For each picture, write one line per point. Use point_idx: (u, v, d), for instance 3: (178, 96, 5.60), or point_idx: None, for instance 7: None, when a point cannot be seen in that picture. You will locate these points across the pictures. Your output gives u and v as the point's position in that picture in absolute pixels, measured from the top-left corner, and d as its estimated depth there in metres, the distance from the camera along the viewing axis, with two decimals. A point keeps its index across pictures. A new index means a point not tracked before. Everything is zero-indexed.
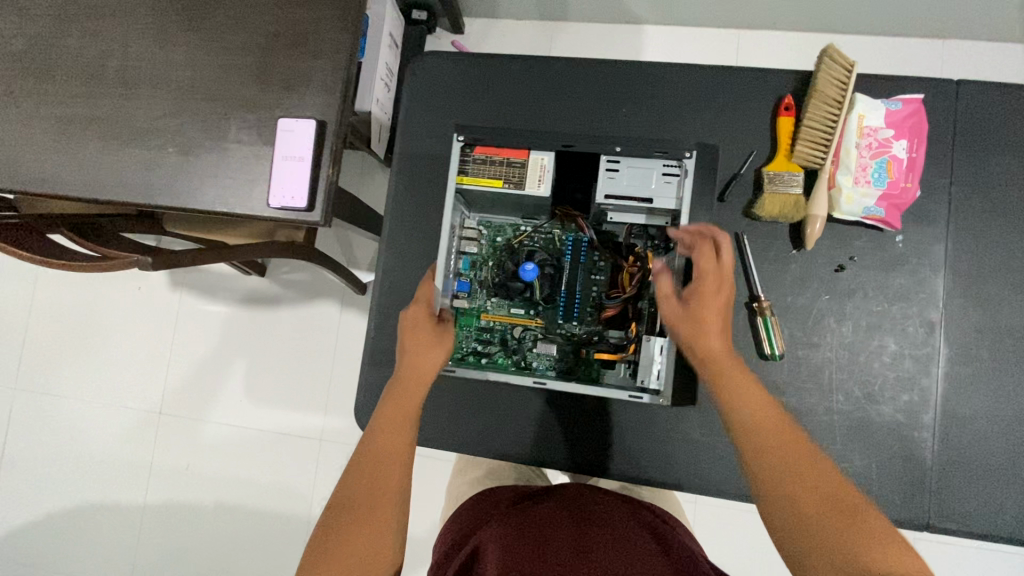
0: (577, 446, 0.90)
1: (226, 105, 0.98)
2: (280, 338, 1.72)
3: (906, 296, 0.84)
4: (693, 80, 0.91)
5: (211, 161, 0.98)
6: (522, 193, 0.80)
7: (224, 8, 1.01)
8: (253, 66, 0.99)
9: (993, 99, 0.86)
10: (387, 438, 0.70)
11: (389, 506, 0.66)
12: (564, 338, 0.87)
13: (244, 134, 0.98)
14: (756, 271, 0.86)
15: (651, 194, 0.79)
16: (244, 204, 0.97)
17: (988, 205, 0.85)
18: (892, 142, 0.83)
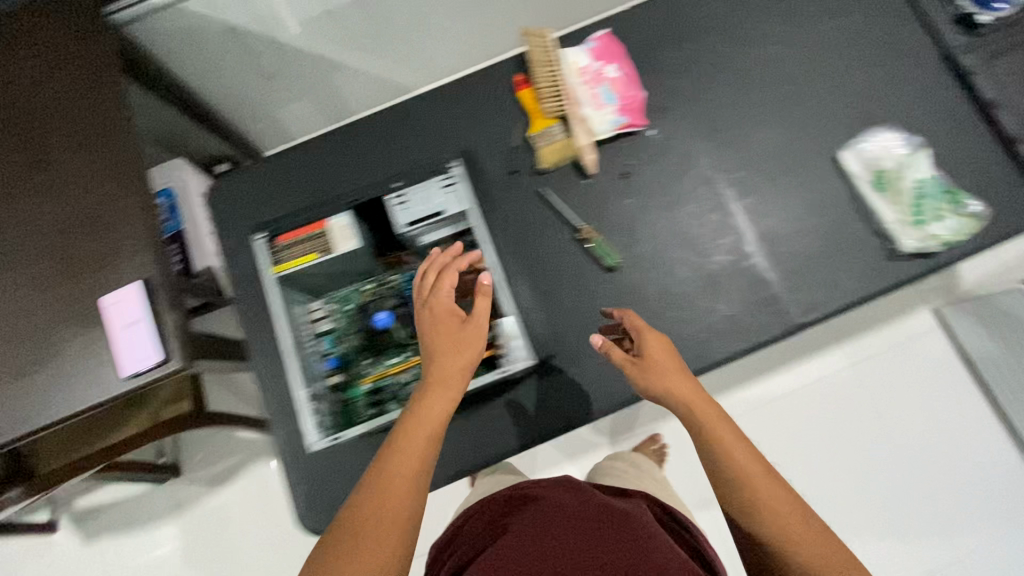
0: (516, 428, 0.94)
1: (44, 313, 0.98)
2: (226, 522, 1.60)
3: (683, 169, 1.00)
4: (443, 100, 1.07)
5: (51, 370, 0.96)
6: (335, 253, 0.96)
7: (6, 231, 1.02)
8: (56, 267, 1.00)
9: (658, 9, 1.08)
10: (411, 448, 0.71)
11: (410, 500, 0.67)
12: None
13: (74, 328, 0.97)
14: (567, 206, 1.00)
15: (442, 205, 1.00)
16: (106, 392, 0.95)
17: (698, 79, 1.04)
18: (604, 68, 1.01)
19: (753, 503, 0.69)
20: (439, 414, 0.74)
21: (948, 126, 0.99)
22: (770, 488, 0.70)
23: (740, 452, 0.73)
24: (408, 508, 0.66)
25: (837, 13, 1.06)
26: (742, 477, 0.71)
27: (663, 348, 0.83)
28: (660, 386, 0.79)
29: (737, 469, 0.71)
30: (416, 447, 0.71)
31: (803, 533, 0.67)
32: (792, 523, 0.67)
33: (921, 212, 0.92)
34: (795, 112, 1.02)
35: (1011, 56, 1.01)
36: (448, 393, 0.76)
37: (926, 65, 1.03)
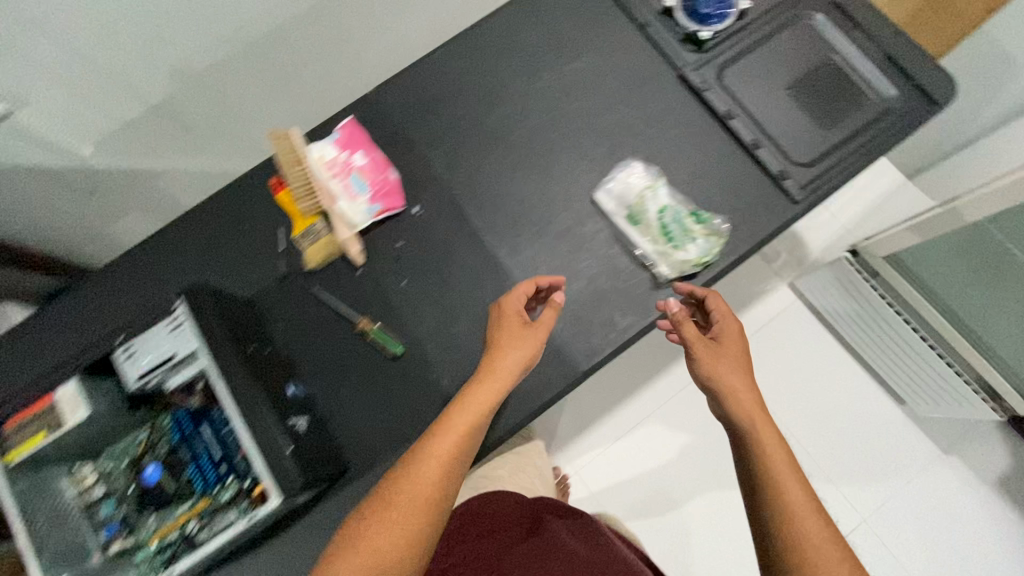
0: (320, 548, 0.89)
1: None
2: None
3: (451, 241, 1.01)
4: (202, 219, 1.04)
5: None
6: (65, 431, 0.78)
7: None
8: None
9: (402, 86, 1.09)
10: (439, 445, 0.80)
11: (433, 510, 0.77)
12: (220, 501, 0.84)
13: None
14: (342, 301, 0.97)
15: (172, 350, 0.80)
16: None
17: (451, 147, 1.06)
18: (351, 157, 1.00)
19: (783, 517, 0.75)
20: (490, 399, 0.83)
21: (689, 146, 1.03)
22: (790, 503, 0.76)
23: (774, 449, 0.80)
24: (418, 534, 0.75)
25: (572, 57, 1.09)
26: (773, 468, 0.78)
27: (734, 335, 0.90)
28: (726, 374, 0.87)
29: (772, 469, 0.78)
30: (443, 446, 0.80)
31: (824, 541, 0.73)
32: (810, 531, 0.74)
33: (674, 238, 0.95)
34: (548, 161, 1.05)
35: (736, 63, 1.05)
36: (469, 418, 0.82)
37: (661, 88, 1.06)
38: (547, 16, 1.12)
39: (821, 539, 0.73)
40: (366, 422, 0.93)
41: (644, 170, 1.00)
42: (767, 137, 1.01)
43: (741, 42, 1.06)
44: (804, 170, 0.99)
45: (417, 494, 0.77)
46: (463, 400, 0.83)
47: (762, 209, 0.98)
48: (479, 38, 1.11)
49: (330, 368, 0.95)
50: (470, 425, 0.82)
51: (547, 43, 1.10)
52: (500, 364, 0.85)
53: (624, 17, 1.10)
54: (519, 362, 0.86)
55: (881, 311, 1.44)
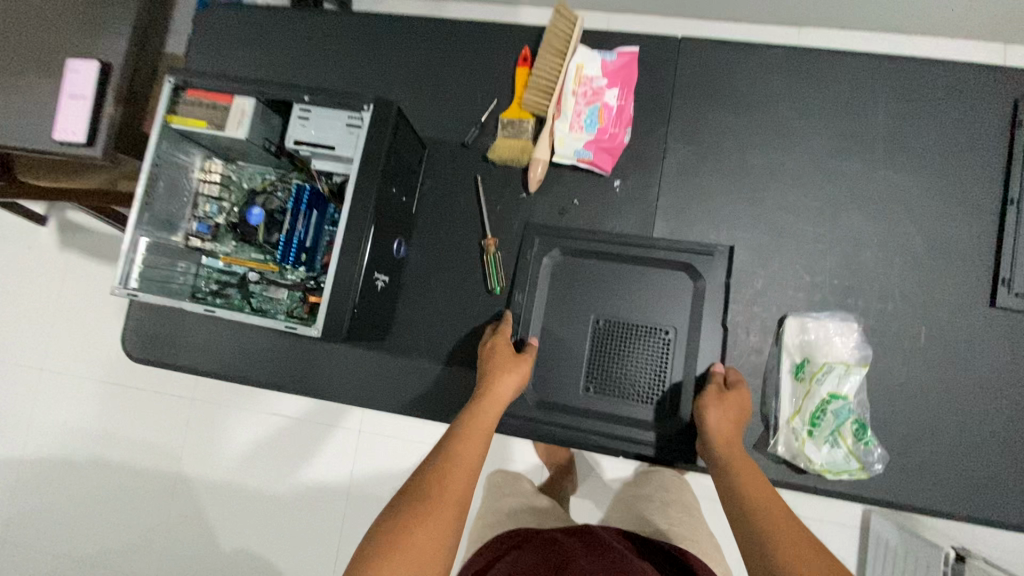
0: (319, 376, 0.94)
1: (32, 43, 1.03)
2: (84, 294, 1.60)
3: (624, 242, 0.87)
4: (441, 33, 0.95)
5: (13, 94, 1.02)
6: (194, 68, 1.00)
7: None
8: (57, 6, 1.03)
9: (712, 54, 0.91)
10: (476, 421, 0.71)
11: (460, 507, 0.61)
12: (281, 277, 0.89)
13: (44, 73, 1.02)
14: (488, 211, 0.92)
15: (333, 143, 0.79)
16: (40, 141, 1.01)
17: (699, 154, 0.90)
18: (605, 90, 0.88)
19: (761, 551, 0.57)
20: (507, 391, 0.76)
21: (927, 357, 0.82)
22: (783, 537, 0.57)
23: (751, 487, 0.65)
24: (453, 507, 0.60)
25: (900, 167, 0.86)
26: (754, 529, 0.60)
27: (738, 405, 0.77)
28: (709, 417, 0.75)
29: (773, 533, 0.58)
30: (483, 420, 0.72)
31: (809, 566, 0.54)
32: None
33: (816, 424, 0.79)
34: (776, 247, 0.87)
35: (570, 271, 0.89)
36: (482, 425, 0.71)
37: (960, 277, 0.83)
38: (918, 100, 0.86)
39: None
40: (427, 322, 0.92)
41: (623, 323, 0.87)
42: (1010, 422, 0.80)
43: (588, 244, 0.88)
44: (1013, 487, 0.79)
45: (453, 475, 0.63)
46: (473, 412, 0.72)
47: (935, 484, 0.79)
48: (828, 65, 0.88)
49: (438, 256, 0.93)
50: (481, 437, 0.69)
51: (890, 129, 0.86)
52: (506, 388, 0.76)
53: (995, 172, 0.84)
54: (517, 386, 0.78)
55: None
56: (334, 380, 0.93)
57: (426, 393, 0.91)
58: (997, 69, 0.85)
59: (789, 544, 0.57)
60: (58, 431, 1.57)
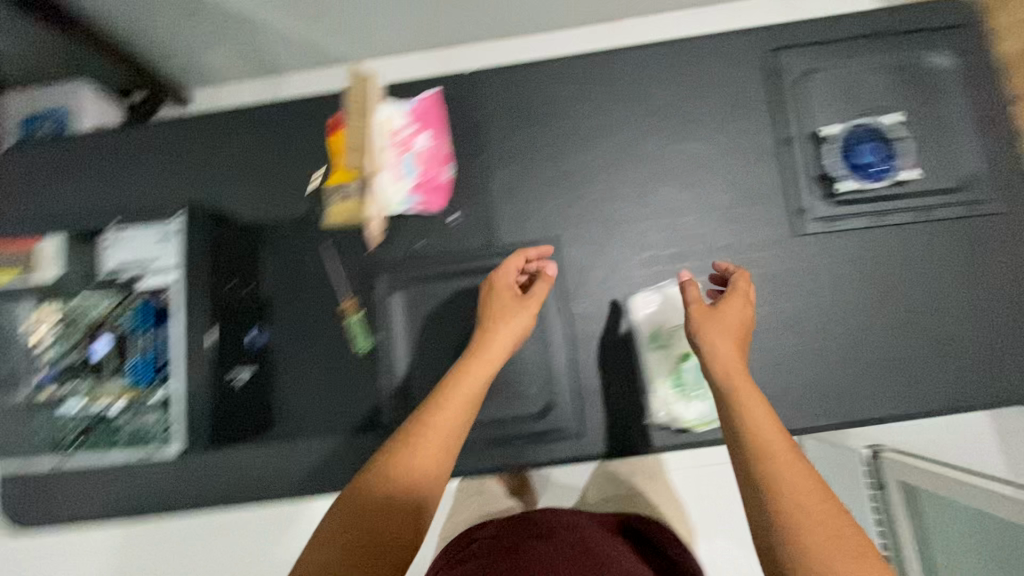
0: (214, 485, 0.91)
1: None
2: None
3: (468, 264, 0.94)
4: (248, 122, 0.97)
5: None
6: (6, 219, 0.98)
7: None
8: None
9: (503, 78, 0.97)
10: (453, 388, 0.65)
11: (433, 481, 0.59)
12: (146, 402, 0.87)
13: None
14: (339, 275, 0.94)
15: (149, 257, 0.87)
16: None
17: (518, 171, 0.96)
18: (415, 137, 0.93)
19: (758, 495, 0.50)
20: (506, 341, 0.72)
21: (756, 298, 0.92)
22: (786, 489, 0.49)
23: (756, 417, 0.55)
24: (417, 488, 0.57)
25: (694, 137, 0.95)
26: (757, 463, 0.51)
27: (500, 301, 0.77)
28: (713, 341, 0.63)
29: (755, 450, 0.52)
30: (463, 387, 0.65)
31: (817, 507, 0.48)
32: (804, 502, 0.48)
33: (680, 383, 0.85)
34: (607, 235, 0.94)
35: (421, 300, 0.93)
36: (482, 372, 0.68)
37: (767, 219, 0.93)
38: (693, 76, 0.96)
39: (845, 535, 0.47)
40: (309, 399, 0.92)
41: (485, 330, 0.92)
42: (840, 332, 0.90)
43: (430, 270, 0.94)
44: (858, 387, 0.88)
45: (431, 450, 0.59)
46: (463, 372, 0.68)
47: (789, 407, 0.88)
48: (610, 64, 0.97)
49: (302, 332, 0.94)
50: (473, 387, 0.66)
51: (676, 107, 0.96)
52: (512, 320, 0.75)
53: (771, 119, 0.94)
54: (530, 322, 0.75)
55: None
56: (231, 487, 0.91)
57: (326, 469, 0.90)
58: (747, 33, 0.96)
59: (793, 484, 0.49)
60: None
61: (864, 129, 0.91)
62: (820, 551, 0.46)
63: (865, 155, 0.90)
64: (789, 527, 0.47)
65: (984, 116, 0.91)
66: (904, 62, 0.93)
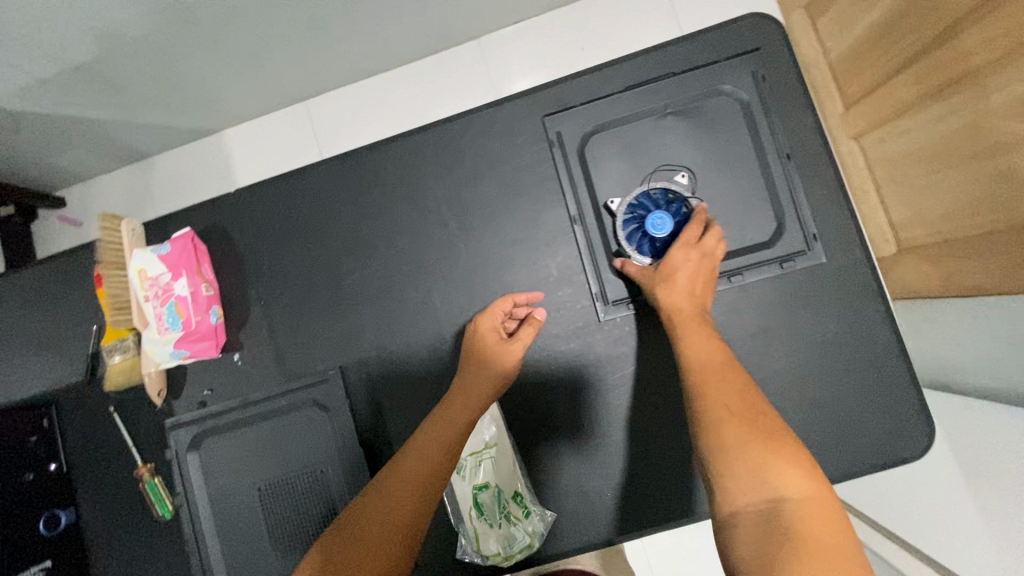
0: None
1: None
2: None
3: (255, 403, 0.87)
4: (25, 287, 0.94)
5: None
6: None
7: None
8: None
9: (269, 195, 0.89)
10: (425, 445, 0.67)
11: (395, 547, 0.57)
12: None
13: None
14: (130, 438, 0.89)
15: None
16: None
17: (299, 292, 0.88)
18: (173, 283, 0.85)
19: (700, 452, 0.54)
20: (487, 387, 0.75)
21: (568, 393, 0.83)
22: (711, 409, 0.55)
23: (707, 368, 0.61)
24: (379, 548, 0.57)
25: (476, 228, 0.86)
26: (708, 402, 0.56)
27: (496, 339, 0.79)
28: (671, 291, 0.72)
29: (707, 399, 0.57)
30: (435, 441, 0.67)
31: (749, 425, 0.53)
32: (746, 426, 0.53)
33: (483, 511, 0.79)
34: (402, 348, 0.87)
35: (215, 453, 0.87)
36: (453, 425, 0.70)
37: (566, 306, 0.84)
38: (463, 160, 0.87)
39: (783, 438, 0.51)
40: (122, 571, 0.88)
41: (283, 478, 0.86)
42: (664, 421, 0.80)
43: (220, 420, 0.87)
44: (689, 479, 0.79)
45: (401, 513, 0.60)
46: (443, 412, 0.72)
47: (618, 511, 0.80)
48: (374, 163, 0.88)
49: (106, 500, 0.89)
50: (451, 433, 0.69)
51: (452, 198, 0.87)
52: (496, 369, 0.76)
53: (555, 195, 0.85)
54: (514, 368, 0.77)
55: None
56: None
57: None
58: (514, 101, 0.85)
59: (721, 395, 0.56)
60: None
61: (660, 190, 0.80)
62: (744, 473, 0.49)
63: (658, 227, 0.79)
64: (718, 474, 0.50)
65: (789, 151, 0.81)
66: (688, 107, 0.83)
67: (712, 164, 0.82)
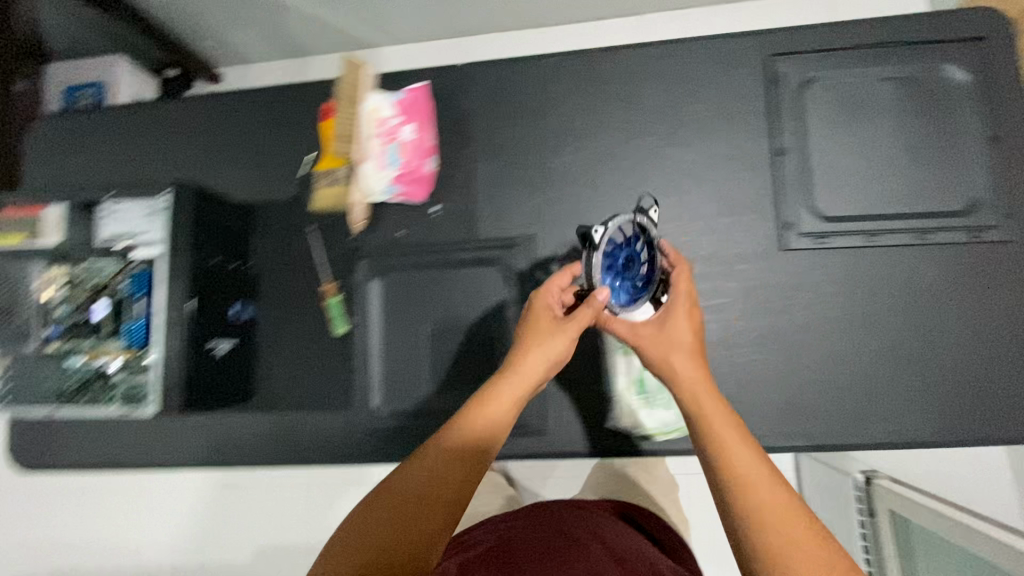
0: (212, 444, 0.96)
1: None
2: None
3: (443, 253, 0.95)
4: (249, 103, 1.01)
5: None
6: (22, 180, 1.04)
7: None
8: None
9: (495, 71, 0.97)
10: (490, 402, 0.63)
11: (455, 502, 0.54)
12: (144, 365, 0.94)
13: None
14: (321, 257, 0.97)
15: (148, 229, 0.90)
16: None
17: (504, 164, 0.96)
18: (402, 127, 0.94)
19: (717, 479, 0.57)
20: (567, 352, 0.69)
21: (738, 307, 0.88)
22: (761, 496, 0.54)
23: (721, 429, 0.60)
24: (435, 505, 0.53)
25: (682, 143, 0.93)
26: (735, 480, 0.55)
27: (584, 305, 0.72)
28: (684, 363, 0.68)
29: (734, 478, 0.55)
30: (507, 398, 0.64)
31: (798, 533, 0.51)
32: (795, 526, 0.51)
33: (642, 388, 0.85)
34: (588, 234, 0.93)
35: (398, 286, 0.95)
36: (475, 428, 0.60)
37: (753, 230, 0.90)
38: (683, 79, 0.94)
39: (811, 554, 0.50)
40: (288, 374, 0.96)
41: (455, 323, 0.93)
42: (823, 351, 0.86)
43: (408, 259, 0.95)
44: (835, 408, 0.85)
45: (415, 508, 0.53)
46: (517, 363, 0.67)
47: (764, 421, 0.84)
48: (602, 63, 0.95)
49: (287, 309, 0.97)
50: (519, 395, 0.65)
51: (666, 111, 0.93)
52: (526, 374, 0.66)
53: (762, 129, 0.91)
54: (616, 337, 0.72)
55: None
56: (210, 452, 0.96)
57: (301, 442, 0.94)
58: (744, 37, 0.92)
59: (771, 497, 0.53)
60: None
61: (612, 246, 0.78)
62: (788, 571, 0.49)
63: (625, 263, 0.78)
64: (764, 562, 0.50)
65: (992, 135, 0.87)
66: (905, 76, 0.89)
67: (917, 131, 0.88)
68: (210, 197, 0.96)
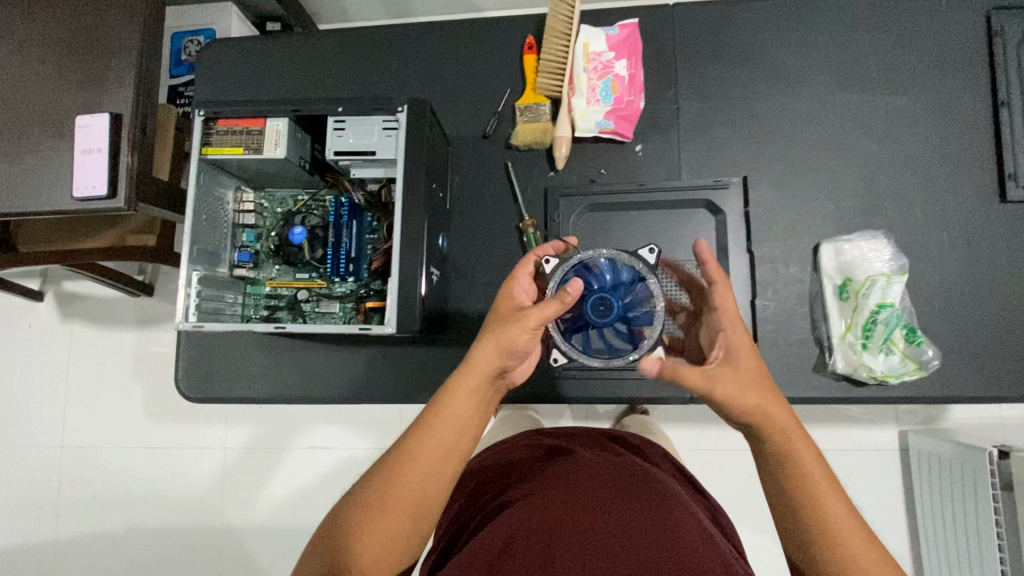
0: (400, 376, 0.95)
1: (48, 110, 1.03)
2: (138, 356, 1.71)
3: (648, 193, 0.93)
4: (444, 34, 0.99)
5: (30, 163, 1.03)
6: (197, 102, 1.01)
7: (22, 41, 1.05)
8: (71, 69, 1.04)
9: (704, 13, 0.96)
10: (488, 361, 0.62)
11: (457, 450, 0.60)
12: (343, 294, 0.92)
13: (57, 138, 1.03)
14: (521, 194, 0.96)
15: (374, 147, 0.81)
16: (66, 206, 1.01)
17: (711, 106, 0.94)
18: (614, 62, 0.92)
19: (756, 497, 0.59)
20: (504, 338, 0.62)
21: (957, 259, 0.87)
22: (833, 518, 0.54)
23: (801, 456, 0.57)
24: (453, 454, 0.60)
25: (896, 91, 0.92)
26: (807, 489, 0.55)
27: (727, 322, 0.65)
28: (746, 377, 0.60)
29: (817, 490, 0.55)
30: (493, 360, 0.62)
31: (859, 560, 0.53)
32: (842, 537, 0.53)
33: (867, 333, 0.84)
34: (798, 181, 0.92)
35: (600, 226, 0.94)
36: (459, 416, 0.60)
37: (969, 180, 0.89)
38: (899, 28, 0.92)
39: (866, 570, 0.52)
40: (481, 311, 0.95)
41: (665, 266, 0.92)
42: None
43: (614, 199, 0.93)
44: None
45: (412, 493, 0.57)
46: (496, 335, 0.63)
47: (985, 374, 0.84)
48: (813, 11, 0.94)
49: (480, 246, 0.96)
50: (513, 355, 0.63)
51: (881, 59, 0.92)
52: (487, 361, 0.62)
53: (983, 81, 0.90)
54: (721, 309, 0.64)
55: (984, 538, 1.00)
56: (398, 387, 0.95)
57: None
58: None
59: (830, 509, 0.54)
60: (131, 497, 1.66)
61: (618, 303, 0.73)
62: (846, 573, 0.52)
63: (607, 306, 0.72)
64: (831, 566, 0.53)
65: None
66: None
67: None
68: (435, 117, 0.87)
